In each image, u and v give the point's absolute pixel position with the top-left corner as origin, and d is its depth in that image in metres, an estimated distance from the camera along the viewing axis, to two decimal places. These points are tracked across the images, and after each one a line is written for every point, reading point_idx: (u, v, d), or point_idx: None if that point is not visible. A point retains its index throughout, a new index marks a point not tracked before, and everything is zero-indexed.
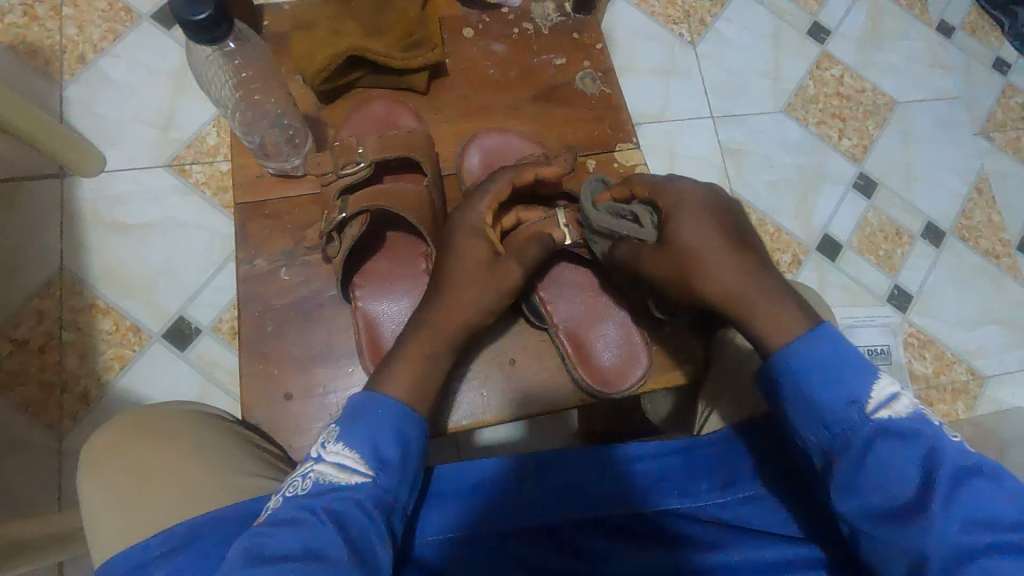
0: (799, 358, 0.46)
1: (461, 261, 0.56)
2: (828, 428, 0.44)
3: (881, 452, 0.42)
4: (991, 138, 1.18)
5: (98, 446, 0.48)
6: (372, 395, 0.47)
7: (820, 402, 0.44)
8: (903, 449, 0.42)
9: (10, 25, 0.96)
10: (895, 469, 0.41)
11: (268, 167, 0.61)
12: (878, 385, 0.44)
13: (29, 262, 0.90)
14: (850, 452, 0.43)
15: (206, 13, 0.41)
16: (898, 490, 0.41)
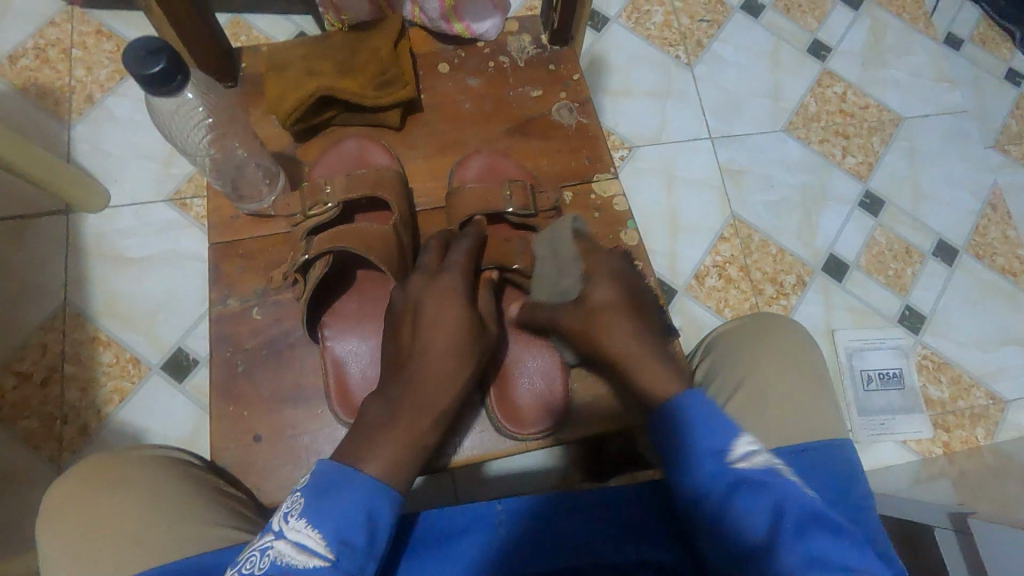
0: (686, 411, 0.46)
1: (448, 324, 0.53)
2: (697, 477, 0.44)
3: (743, 498, 0.42)
4: (1005, 152, 1.14)
5: (60, 491, 0.48)
6: (344, 466, 0.44)
7: (692, 452, 0.45)
8: (757, 495, 0.42)
9: (23, 69, 1.00)
10: (750, 511, 0.41)
11: (243, 210, 0.60)
12: (740, 437, 0.44)
13: (37, 296, 0.92)
14: (710, 499, 0.43)
15: (162, 65, 0.42)
16: (752, 533, 0.41)
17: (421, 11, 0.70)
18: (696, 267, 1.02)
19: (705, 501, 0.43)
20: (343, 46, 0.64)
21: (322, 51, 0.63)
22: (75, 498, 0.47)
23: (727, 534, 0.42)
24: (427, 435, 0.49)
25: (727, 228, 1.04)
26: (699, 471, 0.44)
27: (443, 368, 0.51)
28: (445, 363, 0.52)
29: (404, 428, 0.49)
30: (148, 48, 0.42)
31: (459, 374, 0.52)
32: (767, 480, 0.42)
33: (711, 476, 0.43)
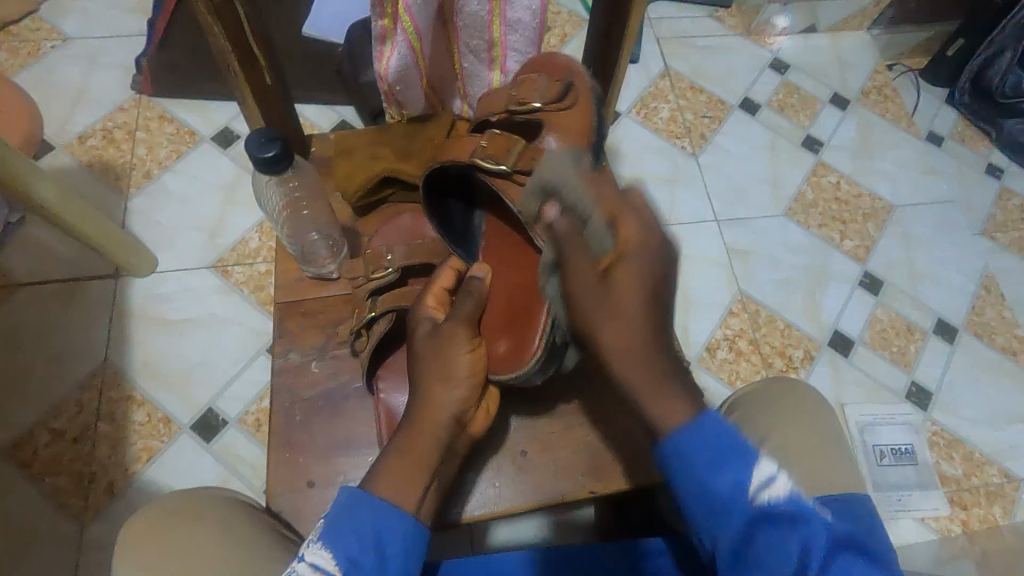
0: (689, 442, 0.46)
1: (428, 357, 0.54)
2: (705, 495, 0.45)
3: (766, 536, 0.44)
4: (994, 239, 1.22)
5: (134, 526, 0.50)
6: (362, 493, 0.47)
7: (712, 489, 0.45)
8: (789, 531, 0.44)
9: (90, 147, 1.10)
10: (776, 552, 0.44)
11: (308, 272, 0.66)
12: (759, 467, 0.45)
13: (79, 356, 0.97)
14: (735, 525, 0.45)
15: (275, 150, 0.50)
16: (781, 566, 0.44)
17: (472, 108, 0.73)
18: (708, 339, 1.07)
19: (724, 536, 0.45)
20: (403, 134, 0.70)
21: (387, 137, 0.70)
22: (150, 532, 0.49)
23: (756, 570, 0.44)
24: (431, 457, 0.50)
25: (736, 303, 1.10)
26: (723, 507, 0.45)
27: (427, 405, 0.52)
28: (426, 389, 0.53)
29: (412, 453, 0.50)
30: (265, 137, 0.50)
31: (441, 402, 0.52)
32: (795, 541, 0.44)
33: (732, 522, 0.45)
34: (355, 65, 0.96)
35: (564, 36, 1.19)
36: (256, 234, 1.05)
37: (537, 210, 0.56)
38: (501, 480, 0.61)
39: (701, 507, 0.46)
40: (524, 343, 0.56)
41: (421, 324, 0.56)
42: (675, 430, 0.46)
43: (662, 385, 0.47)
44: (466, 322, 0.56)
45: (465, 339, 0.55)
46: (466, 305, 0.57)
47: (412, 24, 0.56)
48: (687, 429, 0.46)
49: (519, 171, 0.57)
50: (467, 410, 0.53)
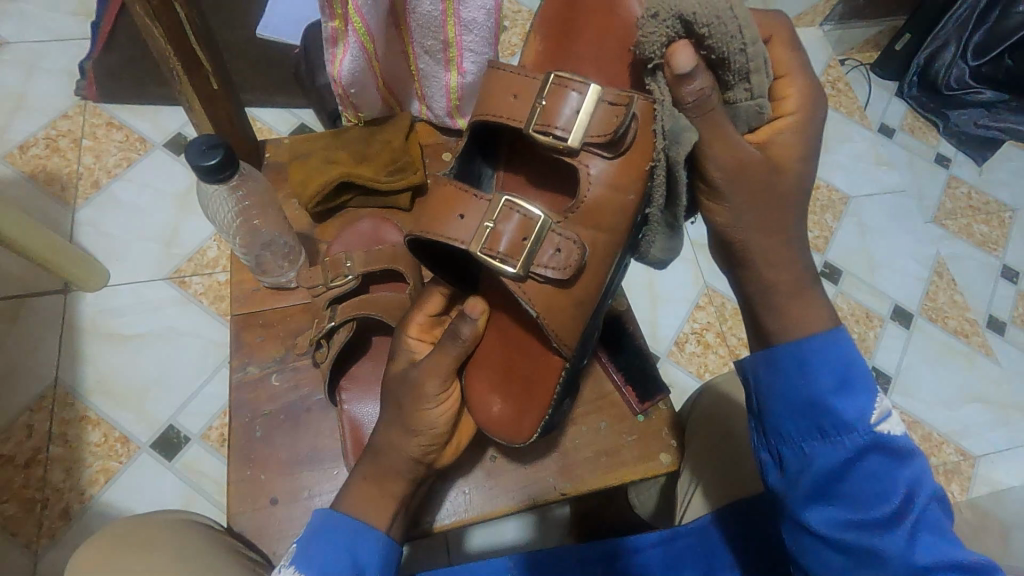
0: (812, 356, 0.45)
1: (398, 399, 0.52)
2: (806, 416, 0.44)
3: (868, 466, 0.43)
4: (944, 226, 1.27)
5: (85, 557, 0.48)
6: (335, 517, 0.48)
7: (828, 406, 0.43)
8: (895, 466, 0.43)
9: (33, 157, 1.05)
10: (876, 480, 0.42)
11: (264, 282, 0.64)
12: (880, 400, 0.44)
13: (24, 376, 0.92)
14: (840, 454, 0.43)
15: (218, 158, 0.48)
16: (878, 502, 0.42)
17: (429, 108, 0.69)
18: (676, 333, 1.08)
19: (822, 460, 0.43)
20: (360, 138, 0.68)
21: (341, 142, 0.68)
22: (100, 562, 0.46)
23: (847, 502, 0.43)
24: (391, 486, 0.50)
25: (702, 298, 1.11)
26: (839, 427, 0.43)
27: (385, 448, 0.51)
28: (388, 437, 0.51)
29: (383, 482, 0.50)
30: (207, 143, 0.48)
31: (400, 446, 0.50)
32: (905, 453, 0.43)
33: (839, 442, 0.43)
34: (312, 69, 0.94)
35: (524, 35, 1.19)
36: (214, 244, 1.02)
37: (557, 318, 0.49)
38: (469, 487, 0.59)
39: (796, 407, 0.44)
40: (521, 416, 0.53)
41: (401, 358, 0.54)
42: (809, 339, 0.46)
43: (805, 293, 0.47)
44: (445, 375, 0.52)
45: (434, 393, 0.51)
46: (438, 353, 0.52)
47: (362, 26, 0.54)
48: (822, 340, 0.45)
49: (538, 271, 0.47)
50: (430, 453, 0.52)
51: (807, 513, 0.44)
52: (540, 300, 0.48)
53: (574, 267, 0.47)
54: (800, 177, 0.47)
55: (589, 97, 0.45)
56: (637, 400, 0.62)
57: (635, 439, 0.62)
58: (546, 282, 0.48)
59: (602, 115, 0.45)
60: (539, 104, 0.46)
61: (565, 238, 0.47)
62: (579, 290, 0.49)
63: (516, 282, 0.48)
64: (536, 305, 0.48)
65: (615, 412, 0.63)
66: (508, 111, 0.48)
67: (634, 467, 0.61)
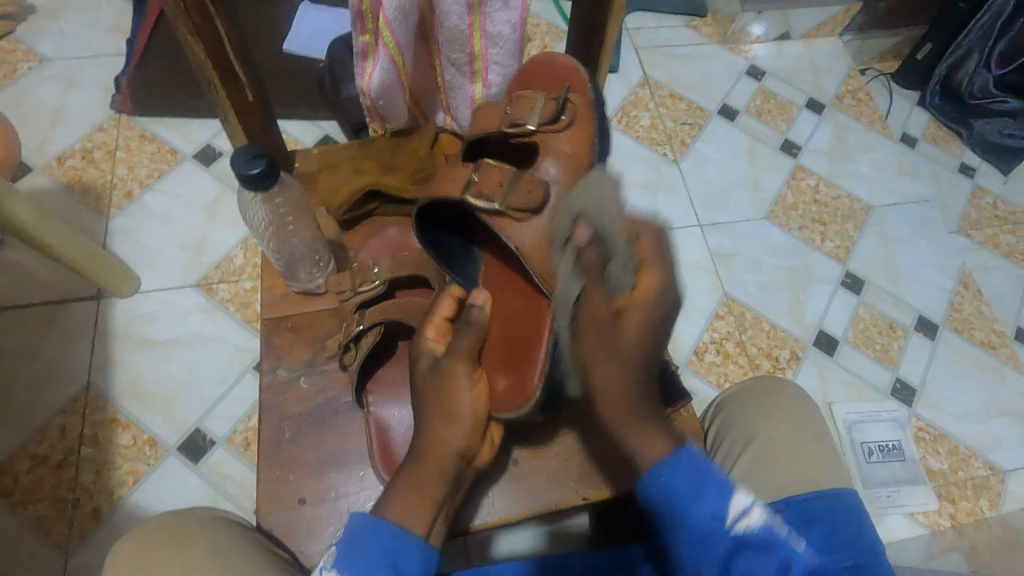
0: None
1: (434, 398, 0.53)
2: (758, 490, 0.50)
3: (799, 532, 0.54)
4: (969, 236, 1.25)
5: (122, 551, 0.49)
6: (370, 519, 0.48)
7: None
8: (808, 527, 0.55)
9: (70, 168, 1.09)
10: (811, 548, 0.53)
11: (293, 288, 0.66)
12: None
13: (57, 380, 0.95)
14: None
15: (261, 167, 0.50)
16: (821, 560, 0.53)
17: (455, 119, 0.71)
18: (695, 343, 1.07)
19: None
20: (386, 147, 0.69)
21: (370, 152, 0.69)
22: (136, 557, 0.48)
23: (813, 563, 0.51)
24: (436, 483, 0.51)
25: (721, 307, 1.11)
26: None
27: (432, 449, 0.52)
28: (433, 433, 0.52)
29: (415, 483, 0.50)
30: (250, 153, 0.50)
31: (445, 440, 0.52)
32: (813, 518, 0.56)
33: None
34: (337, 81, 0.97)
35: (543, 47, 1.21)
36: (241, 251, 1.05)
37: (534, 252, 0.56)
38: (492, 490, 0.60)
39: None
40: (522, 381, 0.56)
41: (424, 358, 0.55)
42: None
43: None
44: (465, 356, 0.56)
45: (464, 375, 0.55)
46: (462, 339, 0.56)
47: (394, 40, 0.56)
48: None
49: (514, 210, 0.56)
50: (469, 451, 0.53)
51: None
52: (522, 237, 0.57)
53: (540, 200, 0.56)
54: None
55: (539, 96, 0.58)
56: (659, 406, 0.63)
57: None
58: (527, 219, 0.56)
59: (544, 103, 0.58)
60: (507, 109, 0.59)
61: (532, 182, 0.56)
62: (551, 222, 0.57)
63: (491, 213, 0.56)
64: (517, 243, 0.56)
65: None
66: (489, 119, 0.60)
67: None
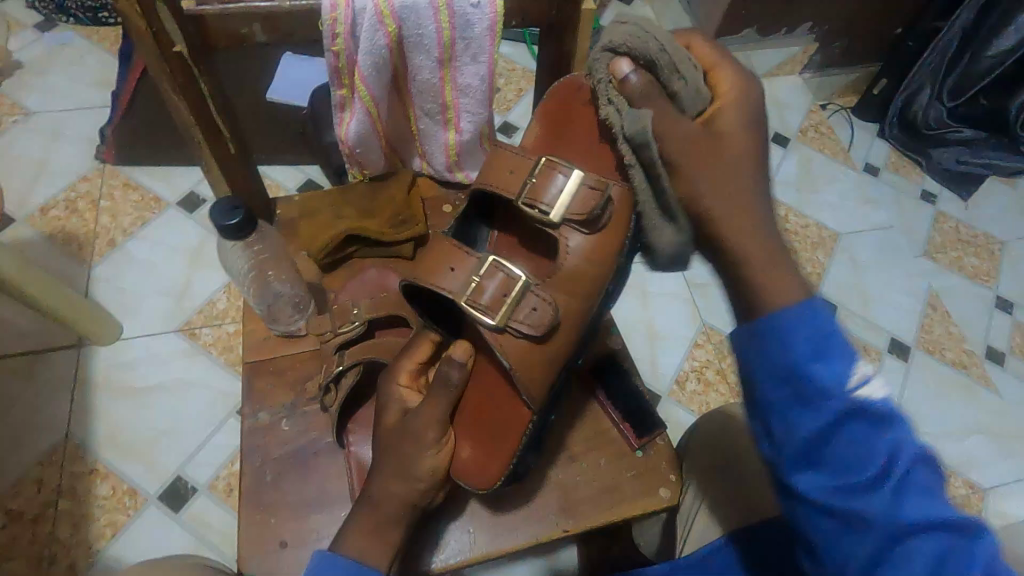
0: (786, 323, 0.42)
1: (389, 439, 0.54)
2: (787, 383, 0.42)
3: (850, 428, 0.41)
4: (935, 259, 1.30)
5: None
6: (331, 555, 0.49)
7: (806, 373, 0.41)
8: (875, 431, 0.41)
9: (53, 218, 1.10)
10: (858, 446, 0.41)
11: (274, 330, 0.67)
12: (858, 363, 0.42)
13: (35, 432, 0.93)
14: (823, 419, 0.41)
15: (238, 218, 0.52)
16: (863, 464, 0.41)
17: (430, 165, 0.73)
18: (677, 372, 1.09)
19: (805, 424, 0.41)
20: (365, 193, 0.72)
21: (348, 198, 0.72)
22: None
23: (838, 467, 0.41)
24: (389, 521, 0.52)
25: (700, 335, 1.13)
26: (817, 394, 0.41)
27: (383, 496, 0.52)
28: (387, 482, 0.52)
29: (374, 516, 0.52)
30: (228, 205, 0.52)
31: (398, 493, 0.52)
32: (890, 415, 0.41)
33: (818, 411, 0.41)
34: (318, 128, 1.00)
35: (519, 91, 1.27)
36: (224, 295, 1.06)
37: (532, 371, 0.53)
38: (474, 525, 0.60)
39: (773, 375, 0.42)
40: (488, 461, 0.56)
41: (392, 408, 0.56)
42: (782, 309, 0.43)
43: (779, 259, 0.46)
44: (435, 419, 0.54)
45: (432, 441, 0.54)
46: (434, 403, 0.54)
47: (367, 94, 0.59)
48: (796, 310, 0.43)
49: (515, 324, 0.52)
50: (422, 496, 0.53)
51: (793, 482, 0.43)
52: (517, 355, 0.53)
53: (547, 325, 0.52)
54: (745, 140, 0.47)
55: (569, 177, 0.52)
56: (635, 435, 0.64)
57: (635, 475, 0.63)
58: (522, 337, 0.53)
59: (576, 188, 0.52)
60: (529, 181, 0.53)
61: (541, 299, 0.53)
62: (553, 345, 0.54)
63: (495, 333, 0.53)
64: (511, 360, 0.53)
65: (615, 449, 0.64)
66: (502, 182, 0.55)
67: (637, 504, 0.62)
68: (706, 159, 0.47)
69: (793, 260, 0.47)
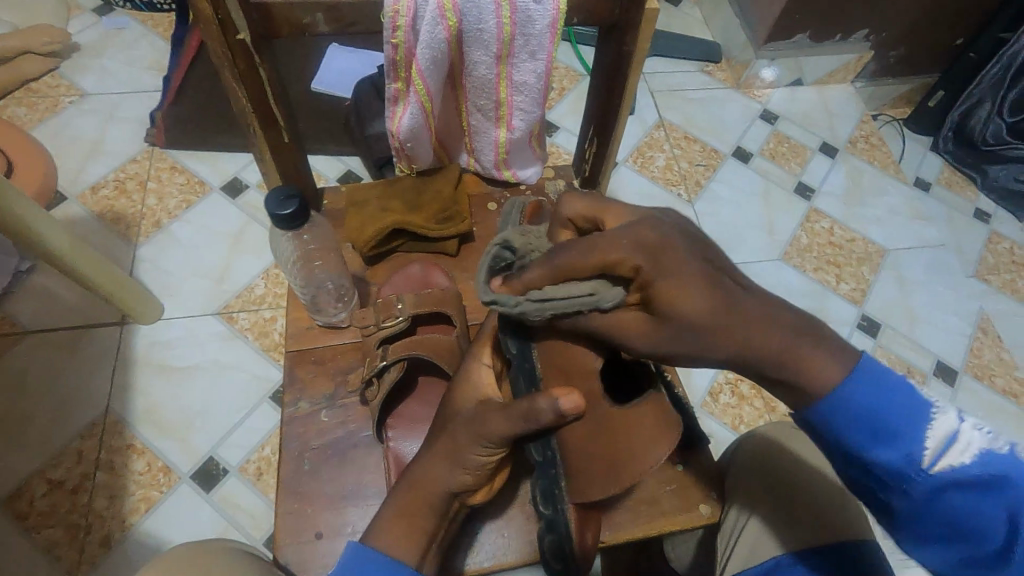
0: (837, 414, 0.44)
1: (458, 431, 0.53)
2: (878, 478, 0.45)
3: (956, 500, 0.44)
4: (987, 281, 1.25)
5: None
6: (366, 545, 0.50)
7: (878, 461, 0.44)
8: (978, 495, 0.43)
9: (102, 198, 1.13)
10: (970, 516, 0.44)
11: (317, 320, 0.67)
12: (933, 428, 0.44)
13: (78, 405, 0.96)
14: (921, 503, 0.45)
15: (293, 208, 0.52)
16: (978, 532, 0.44)
17: (478, 161, 0.73)
18: (710, 383, 1.07)
19: (905, 507, 0.45)
20: (411, 187, 0.71)
21: (394, 191, 0.72)
22: None
23: (964, 540, 0.44)
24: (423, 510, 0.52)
25: None
26: (899, 480, 0.45)
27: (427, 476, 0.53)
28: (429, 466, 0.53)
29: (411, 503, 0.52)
30: (284, 195, 0.52)
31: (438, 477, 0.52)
32: (988, 472, 0.43)
33: (912, 493, 0.45)
34: (362, 120, 1.00)
35: (562, 90, 1.25)
36: (262, 281, 1.07)
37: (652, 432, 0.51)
38: (507, 529, 0.59)
39: (864, 471, 0.46)
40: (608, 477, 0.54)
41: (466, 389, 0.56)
42: (828, 389, 0.44)
43: (801, 346, 0.44)
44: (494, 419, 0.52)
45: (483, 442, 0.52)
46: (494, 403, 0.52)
47: (423, 88, 0.59)
48: (836, 393, 0.44)
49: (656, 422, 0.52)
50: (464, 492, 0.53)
51: (919, 556, 0.47)
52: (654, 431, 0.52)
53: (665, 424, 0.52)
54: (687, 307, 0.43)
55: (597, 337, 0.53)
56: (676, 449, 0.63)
57: (674, 489, 0.61)
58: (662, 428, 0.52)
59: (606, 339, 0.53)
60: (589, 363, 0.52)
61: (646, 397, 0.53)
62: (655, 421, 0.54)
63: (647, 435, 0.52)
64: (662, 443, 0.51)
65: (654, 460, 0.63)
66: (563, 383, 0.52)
67: (675, 519, 0.60)
68: (672, 335, 0.45)
69: (817, 323, 0.45)
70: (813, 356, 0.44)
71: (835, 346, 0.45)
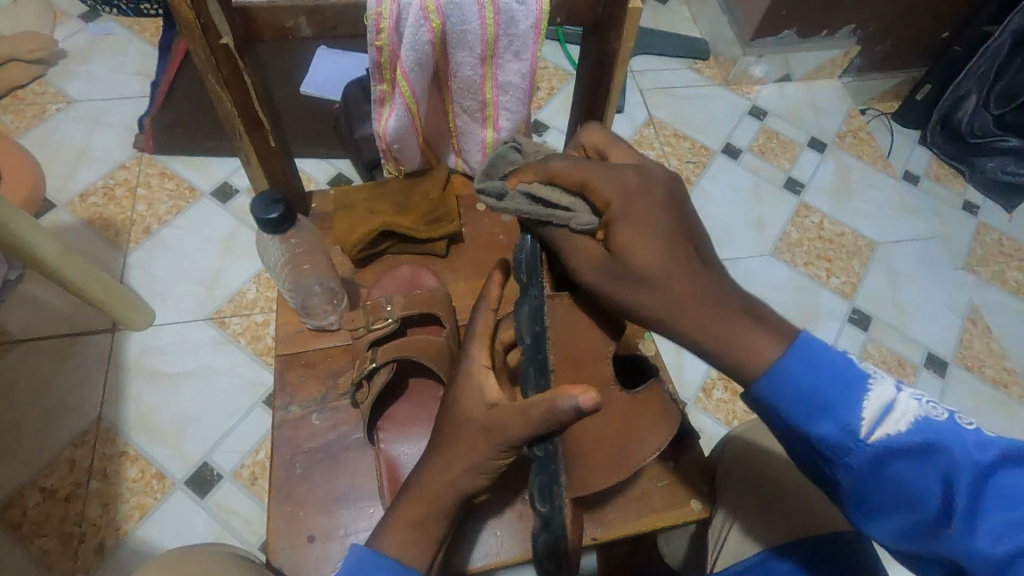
0: (785, 381, 0.43)
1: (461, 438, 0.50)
2: (822, 452, 0.44)
3: (896, 470, 0.42)
4: (976, 272, 1.26)
5: None
6: (372, 552, 0.48)
7: (817, 436, 0.43)
8: (923, 465, 0.42)
9: (91, 205, 1.12)
10: (912, 488, 0.42)
11: (307, 323, 0.67)
12: (874, 396, 0.43)
13: (70, 413, 0.96)
14: (865, 477, 0.43)
15: (277, 212, 0.52)
16: (924, 505, 0.42)
17: (466, 161, 0.73)
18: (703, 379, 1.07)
19: (854, 482, 0.43)
20: (400, 188, 0.72)
21: (383, 193, 0.72)
22: None
23: (903, 508, 0.43)
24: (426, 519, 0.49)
25: None
26: (844, 452, 0.43)
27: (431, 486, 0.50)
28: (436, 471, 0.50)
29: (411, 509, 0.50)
30: (269, 198, 0.52)
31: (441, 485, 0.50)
32: (931, 440, 0.42)
33: (849, 464, 0.43)
34: (351, 123, 1.00)
35: (550, 90, 1.26)
36: (254, 285, 1.07)
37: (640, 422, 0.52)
38: (500, 528, 0.59)
39: (817, 450, 0.44)
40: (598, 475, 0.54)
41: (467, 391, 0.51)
42: (772, 364, 0.43)
43: (732, 315, 0.44)
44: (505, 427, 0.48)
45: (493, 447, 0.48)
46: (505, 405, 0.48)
47: (409, 90, 0.59)
48: (784, 364, 0.43)
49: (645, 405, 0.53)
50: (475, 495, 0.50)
51: (872, 533, 0.45)
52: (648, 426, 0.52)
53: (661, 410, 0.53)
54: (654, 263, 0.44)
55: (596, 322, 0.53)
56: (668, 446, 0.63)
57: (665, 485, 0.62)
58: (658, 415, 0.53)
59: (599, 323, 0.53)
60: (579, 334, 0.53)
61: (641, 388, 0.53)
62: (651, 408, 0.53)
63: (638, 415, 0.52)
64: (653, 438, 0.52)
65: None
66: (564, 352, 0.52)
67: (667, 514, 0.60)
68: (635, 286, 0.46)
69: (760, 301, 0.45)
70: (752, 334, 0.44)
71: (775, 320, 0.45)
